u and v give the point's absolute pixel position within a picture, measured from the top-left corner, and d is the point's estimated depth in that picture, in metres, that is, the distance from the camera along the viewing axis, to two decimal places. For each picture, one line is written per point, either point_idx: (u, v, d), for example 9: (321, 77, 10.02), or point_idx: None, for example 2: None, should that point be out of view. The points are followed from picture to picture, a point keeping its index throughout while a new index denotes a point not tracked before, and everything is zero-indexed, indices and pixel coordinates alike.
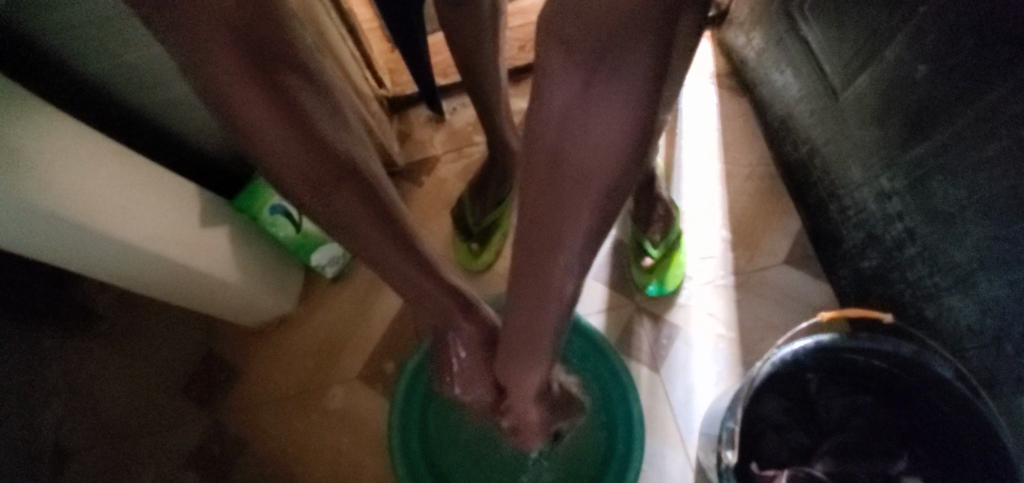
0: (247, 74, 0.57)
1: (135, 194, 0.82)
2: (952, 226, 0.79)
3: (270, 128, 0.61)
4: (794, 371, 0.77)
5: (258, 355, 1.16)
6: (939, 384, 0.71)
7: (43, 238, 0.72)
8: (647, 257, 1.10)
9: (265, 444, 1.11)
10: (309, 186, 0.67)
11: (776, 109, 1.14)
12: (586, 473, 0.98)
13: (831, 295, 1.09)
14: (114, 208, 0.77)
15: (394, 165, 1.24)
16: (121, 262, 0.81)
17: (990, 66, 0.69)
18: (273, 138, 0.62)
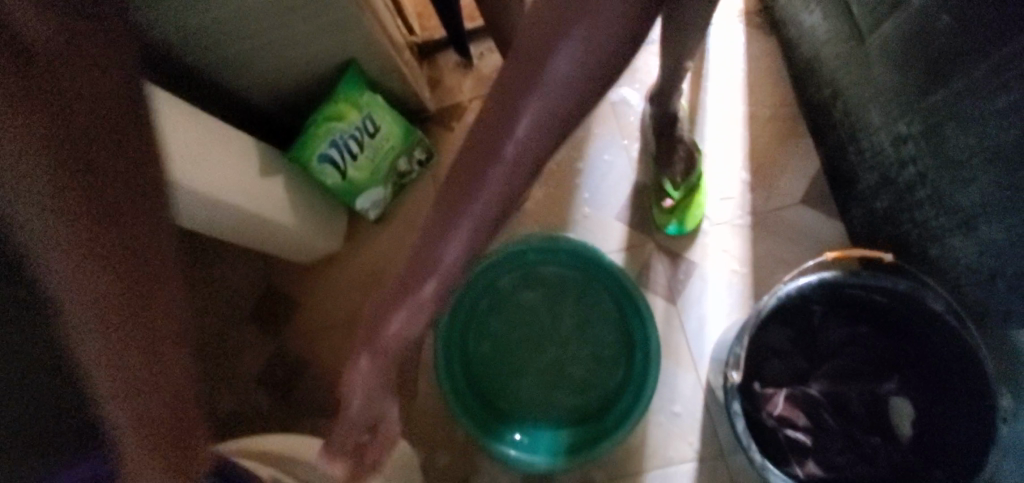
0: (30, 126, 0.42)
1: (208, 153, 0.91)
2: (961, 172, 0.83)
3: (42, 204, 0.44)
4: (798, 306, 0.85)
5: (311, 289, 1.29)
6: (931, 318, 0.78)
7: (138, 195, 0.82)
8: (668, 198, 1.16)
9: (323, 364, 1.26)
10: (94, 312, 0.48)
11: (803, 49, 1.15)
12: (608, 388, 1.11)
13: (843, 232, 1.15)
14: (194, 165, 0.87)
15: (426, 111, 1.30)
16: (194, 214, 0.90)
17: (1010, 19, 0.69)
18: (39, 218, 0.44)
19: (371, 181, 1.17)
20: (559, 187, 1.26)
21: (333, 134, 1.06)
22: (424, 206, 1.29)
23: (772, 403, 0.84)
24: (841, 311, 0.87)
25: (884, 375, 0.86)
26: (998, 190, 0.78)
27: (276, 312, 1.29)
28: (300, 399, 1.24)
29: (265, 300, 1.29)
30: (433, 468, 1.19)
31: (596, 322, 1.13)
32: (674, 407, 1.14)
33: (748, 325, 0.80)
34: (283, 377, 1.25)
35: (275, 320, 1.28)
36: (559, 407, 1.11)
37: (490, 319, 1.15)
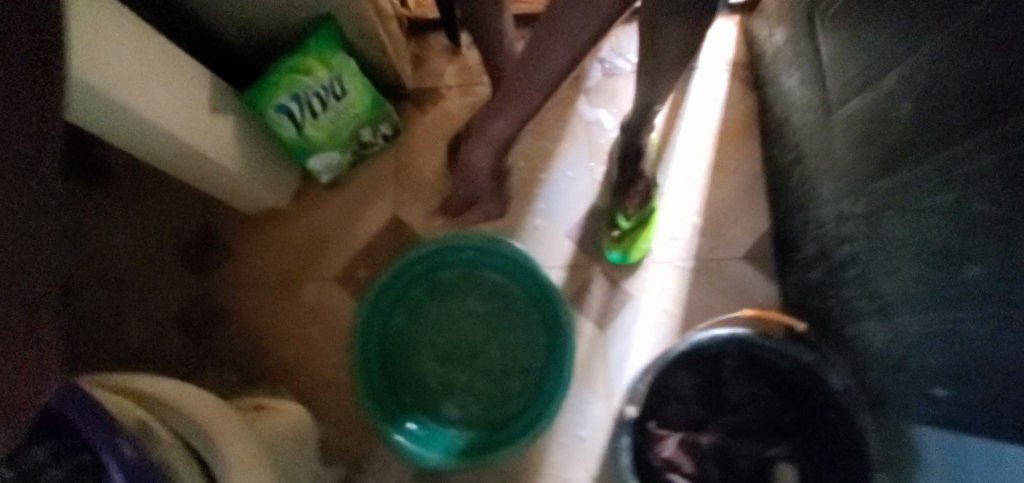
0: None
1: (167, 84, 0.90)
2: (889, 260, 0.82)
3: None
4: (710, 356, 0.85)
5: (246, 238, 1.25)
6: (828, 394, 0.80)
7: (83, 109, 0.81)
8: (617, 229, 1.17)
9: (241, 318, 1.22)
10: None
11: (778, 111, 1.17)
12: (517, 403, 1.11)
13: (776, 295, 1.18)
14: (146, 92, 0.86)
15: (402, 87, 1.28)
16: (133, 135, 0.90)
17: (958, 123, 0.68)
18: None
19: (328, 143, 1.15)
20: (518, 192, 1.26)
21: (295, 87, 1.04)
22: (379, 182, 1.27)
23: (663, 445, 0.84)
24: (748, 370, 0.87)
25: (775, 441, 0.87)
26: (905, 284, 0.80)
27: (207, 258, 1.24)
28: (210, 349, 1.20)
29: (197, 242, 1.24)
30: (329, 446, 1.17)
31: (519, 329, 1.14)
32: (579, 432, 1.14)
33: (655, 367, 0.80)
34: (199, 325, 1.21)
35: (205, 264, 1.24)
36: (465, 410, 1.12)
37: (418, 307, 1.14)
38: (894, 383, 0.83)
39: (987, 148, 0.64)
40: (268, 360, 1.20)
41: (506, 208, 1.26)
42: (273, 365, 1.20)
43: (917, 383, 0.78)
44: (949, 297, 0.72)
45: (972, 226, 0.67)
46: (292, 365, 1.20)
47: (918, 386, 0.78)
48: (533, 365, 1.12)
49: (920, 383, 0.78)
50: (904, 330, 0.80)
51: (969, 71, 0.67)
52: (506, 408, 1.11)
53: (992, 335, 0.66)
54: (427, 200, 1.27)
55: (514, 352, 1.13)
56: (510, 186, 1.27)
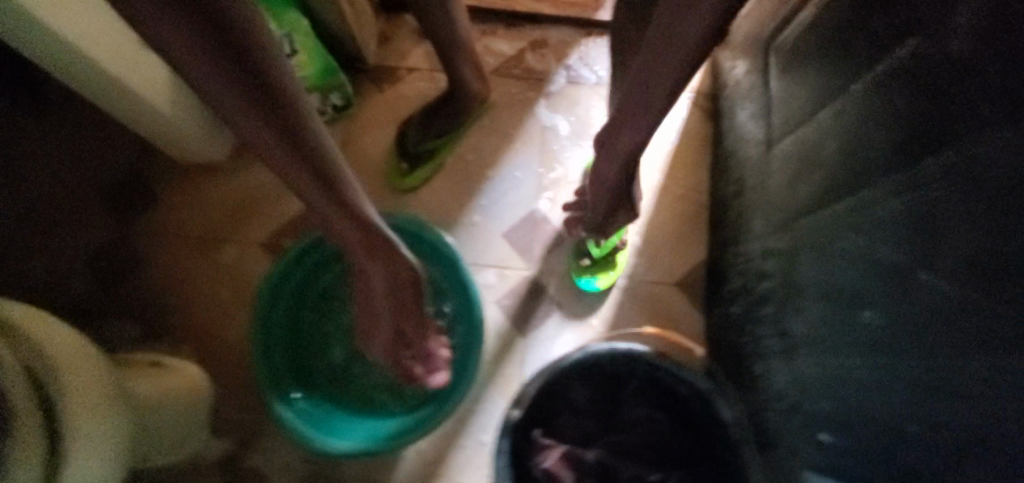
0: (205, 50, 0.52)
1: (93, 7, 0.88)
2: (797, 300, 0.81)
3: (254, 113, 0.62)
4: (610, 377, 0.83)
5: (178, 189, 1.22)
6: (717, 425, 0.78)
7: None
8: (585, 257, 1.15)
9: (156, 270, 1.18)
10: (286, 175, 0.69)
11: (729, 143, 1.16)
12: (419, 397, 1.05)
13: (702, 327, 1.16)
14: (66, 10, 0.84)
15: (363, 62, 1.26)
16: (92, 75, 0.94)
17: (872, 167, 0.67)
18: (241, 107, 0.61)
19: None
20: (462, 186, 1.24)
21: None
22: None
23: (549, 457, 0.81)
24: (648, 393, 0.85)
25: (660, 467, 0.84)
26: (806, 325, 0.78)
27: (133, 202, 1.21)
28: (115, 297, 1.15)
29: (126, 185, 1.21)
30: (219, 416, 1.12)
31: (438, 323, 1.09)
32: (482, 437, 1.10)
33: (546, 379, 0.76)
34: (110, 270, 1.17)
35: (130, 208, 1.20)
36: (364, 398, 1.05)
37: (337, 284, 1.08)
38: (785, 426, 0.81)
39: (893, 194, 0.63)
40: (173, 317, 1.16)
41: (447, 199, 1.23)
42: (176, 323, 1.15)
43: (805, 430, 0.76)
44: (843, 342, 0.70)
45: (873, 270, 0.65)
46: (197, 326, 1.15)
47: (806, 433, 0.76)
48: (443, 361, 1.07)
49: (807, 431, 0.75)
50: (798, 372, 0.78)
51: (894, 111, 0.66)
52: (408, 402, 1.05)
53: (874, 386, 0.64)
54: (369, 180, 1.24)
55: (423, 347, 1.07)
56: (455, 177, 1.25)
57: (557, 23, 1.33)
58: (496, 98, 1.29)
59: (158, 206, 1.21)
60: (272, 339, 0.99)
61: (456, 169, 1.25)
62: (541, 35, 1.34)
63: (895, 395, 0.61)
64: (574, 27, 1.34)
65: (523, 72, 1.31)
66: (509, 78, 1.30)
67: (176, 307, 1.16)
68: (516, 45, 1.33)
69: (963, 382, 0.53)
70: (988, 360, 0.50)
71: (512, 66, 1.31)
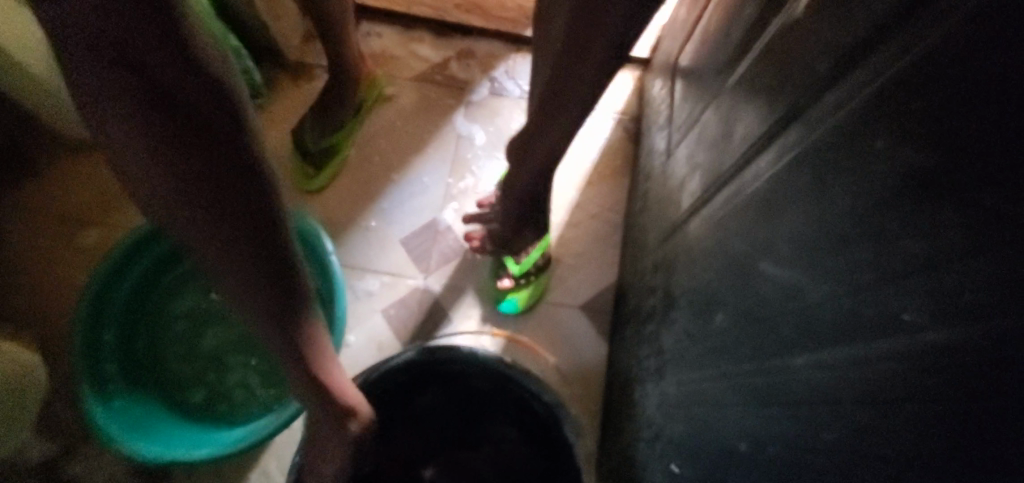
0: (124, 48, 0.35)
1: None
2: (670, 311, 0.72)
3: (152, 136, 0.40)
4: (426, 359, 0.72)
5: (61, 168, 1.15)
6: (566, 448, 0.68)
7: None
8: (506, 277, 1.06)
9: (15, 251, 1.09)
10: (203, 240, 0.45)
11: (644, 160, 1.10)
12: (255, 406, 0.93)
13: (604, 354, 1.05)
14: None
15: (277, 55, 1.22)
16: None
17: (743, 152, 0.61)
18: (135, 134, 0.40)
19: None
20: (364, 187, 1.17)
21: None
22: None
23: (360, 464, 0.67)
24: (499, 411, 0.78)
25: None
26: (673, 340, 0.69)
27: (9, 175, 1.13)
28: None
29: (2, 158, 1.13)
30: (50, 416, 1.01)
31: None
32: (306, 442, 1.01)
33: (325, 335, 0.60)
34: None
35: (4, 181, 1.13)
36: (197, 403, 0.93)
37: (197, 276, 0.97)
38: (648, 457, 0.70)
39: (753, 173, 0.56)
40: (25, 300, 1.06)
41: (344, 201, 1.16)
42: (27, 306, 1.06)
43: (663, 459, 0.65)
44: (699, 352, 0.60)
45: (727, 266, 0.57)
46: (47, 313, 1.06)
47: (662, 462, 0.65)
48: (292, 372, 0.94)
49: (663, 460, 0.65)
50: (664, 392, 0.68)
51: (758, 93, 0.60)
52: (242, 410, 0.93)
53: (716, 399, 0.55)
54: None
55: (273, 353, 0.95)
56: (357, 178, 1.17)
57: (486, 35, 1.31)
58: (414, 102, 1.24)
59: (36, 183, 1.14)
60: (102, 321, 0.87)
61: (359, 170, 1.18)
62: (470, 46, 1.31)
63: (733, 409, 0.51)
64: (504, 40, 1.31)
65: (446, 80, 1.27)
66: (429, 85, 1.26)
67: (32, 290, 1.07)
68: (442, 53, 1.30)
69: (786, 383, 0.44)
70: (809, 353, 0.41)
71: (435, 73, 1.28)
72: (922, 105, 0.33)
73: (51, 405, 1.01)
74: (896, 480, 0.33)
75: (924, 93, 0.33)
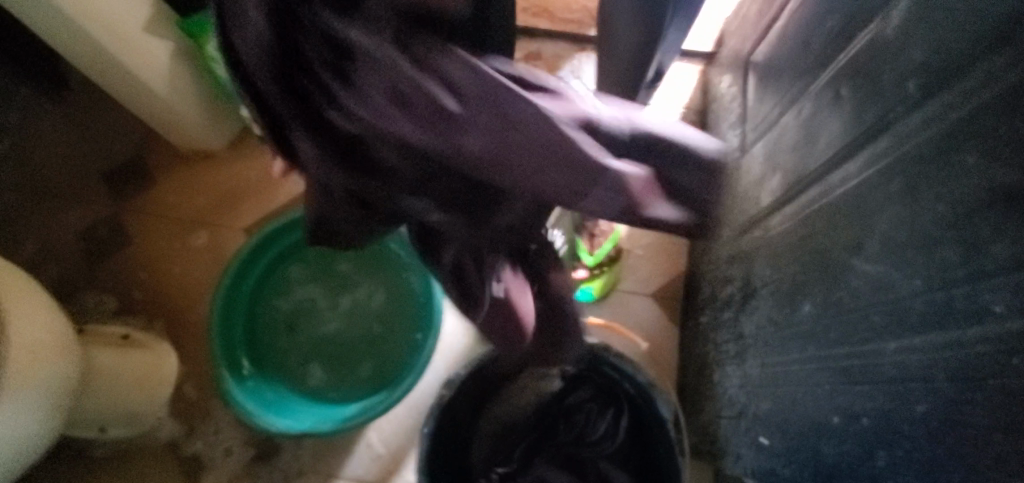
0: None
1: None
2: (750, 299, 0.78)
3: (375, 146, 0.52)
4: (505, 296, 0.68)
5: (174, 177, 1.27)
6: (657, 422, 0.76)
7: None
8: (583, 268, 1.11)
9: (140, 252, 1.23)
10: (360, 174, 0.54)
11: (712, 153, 1.14)
12: (354, 390, 1.01)
13: (675, 339, 1.12)
14: None
15: None
16: (109, 61, 1.02)
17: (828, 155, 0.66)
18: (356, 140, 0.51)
19: None
20: None
21: None
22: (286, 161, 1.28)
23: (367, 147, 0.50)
24: (595, 400, 0.84)
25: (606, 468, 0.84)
26: (756, 327, 0.74)
27: (131, 181, 1.27)
28: (105, 272, 1.21)
29: (126, 168, 1.27)
30: (177, 397, 1.15)
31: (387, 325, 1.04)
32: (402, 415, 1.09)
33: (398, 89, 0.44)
34: (101, 245, 1.23)
35: (126, 188, 1.26)
36: (303, 383, 1.02)
37: (314, 264, 1.06)
38: (732, 432, 0.77)
39: (838, 178, 0.61)
40: (154, 294, 1.20)
41: None
42: (151, 302, 1.20)
43: (749, 435, 0.72)
44: (784, 338, 0.66)
45: (813, 260, 0.63)
46: (173, 306, 1.20)
47: (749, 437, 0.72)
48: (390, 366, 1.02)
49: (750, 435, 0.72)
50: (747, 374, 0.74)
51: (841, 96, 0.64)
52: (341, 394, 1.01)
53: (803, 379, 0.61)
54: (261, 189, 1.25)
55: (368, 343, 1.04)
56: None
57: (554, 38, 1.37)
58: None
59: (150, 193, 1.26)
60: (234, 308, 0.99)
61: None
62: (537, 48, 1.38)
63: (824, 387, 0.57)
64: (569, 41, 1.37)
65: None
66: None
67: (156, 288, 1.21)
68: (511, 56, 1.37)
69: (878, 366, 0.50)
70: (903, 338, 0.47)
71: None
72: (1003, 130, 0.39)
73: (181, 388, 1.15)
74: (990, 441, 0.40)
75: (1008, 119, 0.39)
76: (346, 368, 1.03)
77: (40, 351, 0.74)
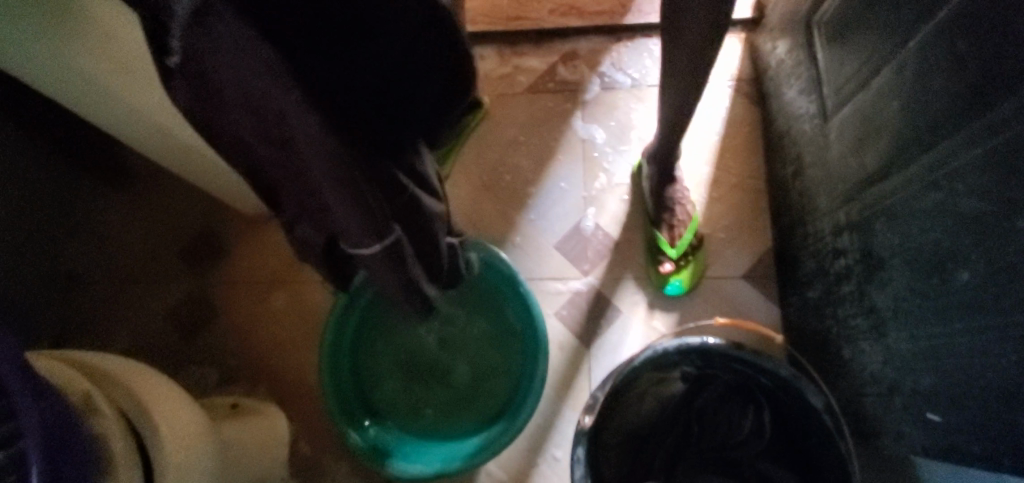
0: None
1: None
2: (881, 271, 0.79)
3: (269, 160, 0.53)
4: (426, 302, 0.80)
5: (243, 242, 1.29)
6: (809, 412, 0.75)
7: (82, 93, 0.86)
8: (667, 260, 1.09)
9: (228, 320, 1.25)
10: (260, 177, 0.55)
11: (779, 124, 1.11)
12: (473, 421, 1.02)
13: (778, 317, 1.09)
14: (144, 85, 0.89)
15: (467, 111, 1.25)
16: (194, 151, 1.02)
17: (959, 112, 0.64)
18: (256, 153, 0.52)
19: None
20: (506, 204, 1.24)
21: None
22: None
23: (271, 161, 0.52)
24: (731, 396, 0.85)
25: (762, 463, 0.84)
26: None
27: (205, 253, 1.28)
28: (200, 347, 1.23)
29: (198, 241, 1.29)
30: (295, 456, 1.17)
31: (493, 352, 1.04)
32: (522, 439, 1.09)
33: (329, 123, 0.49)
34: (189, 320, 1.25)
35: (202, 261, 1.28)
36: (420, 421, 1.03)
37: None
38: (889, 412, 0.79)
39: (977, 139, 0.60)
40: (251, 359, 1.22)
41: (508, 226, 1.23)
42: (252, 367, 1.22)
43: (912, 412, 0.75)
44: (942, 308, 0.67)
45: (970, 226, 0.62)
46: (274, 369, 1.22)
47: (913, 413, 0.74)
48: (502, 391, 1.03)
49: (913, 411, 0.74)
50: (893, 347, 0.77)
51: (968, 58, 0.63)
52: (461, 427, 1.02)
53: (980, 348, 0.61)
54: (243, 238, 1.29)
55: (476, 372, 1.04)
56: (506, 205, 1.24)
57: (589, 33, 1.34)
58: (536, 115, 1.30)
59: (224, 261, 1.28)
60: (340, 364, 0.99)
61: (501, 193, 1.25)
62: (573, 47, 1.35)
63: None
64: (603, 34, 1.34)
65: (558, 86, 1.32)
66: (545, 94, 1.31)
67: (254, 353, 1.23)
68: (548, 60, 1.35)
69: None
70: None
71: (547, 81, 1.33)
72: None
73: (296, 447, 1.17)
74: None
75: None
76: (459, 400, 1.03)
77: (189, 445, 0.75)
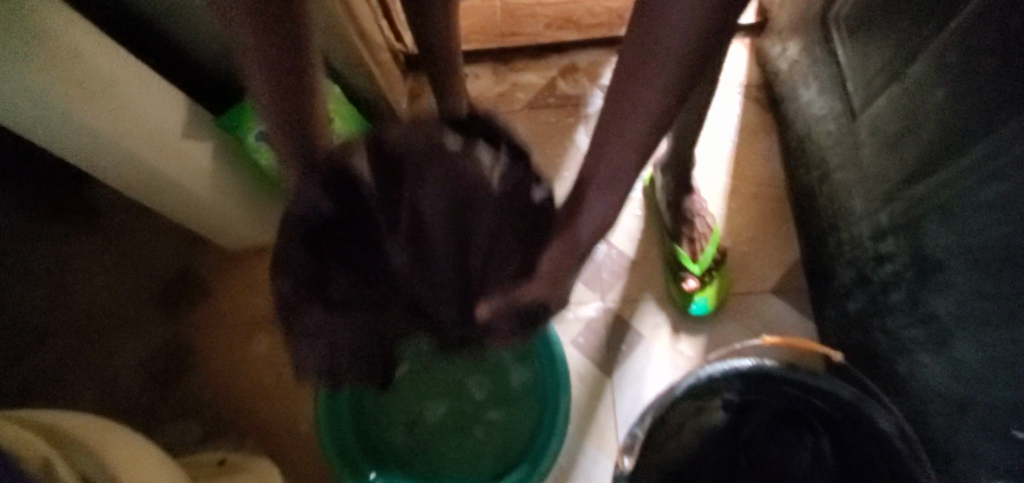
0: None
1: (138, 104, 0.84)
2: (938, 276, 0.72)
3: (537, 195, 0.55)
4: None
5: (229, 283, 1.22)
6: (878, 441, 0.66)
7: (45, 125, 0.78)
8: (690, 277, 1.01)
9: (214, 365, 1.16)
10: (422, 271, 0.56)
11: (797, 128, 1.05)
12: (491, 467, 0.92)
13: (813, 333, 1.01)
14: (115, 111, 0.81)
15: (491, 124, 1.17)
16: (153, 178, 0.93)
17: (1015, 94, 0.59)
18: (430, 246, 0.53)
19: None
20: None
21: None
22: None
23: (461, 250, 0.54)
24: (781, 423, 0.77)
25: None
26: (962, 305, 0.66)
27: (186, 296, 1.21)
28: (182, 397, 1.14)
29: (180, 283, 1.22)
30: None
31: (508, 388, 0.95)
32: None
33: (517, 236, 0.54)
34: (171, 369, 1.16)
35: (183, 304, 1.21)
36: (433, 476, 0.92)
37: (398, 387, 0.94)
38: (958, 431, 0.73)
39: None
40: (243, 408, 1.13)
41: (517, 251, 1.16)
42: (242, 418, 1.13)
43: (990, 432, 0.68)
44: (1017, 312, 0.61)
45: None
46: (266, 419, 1.12)
47: (992, 433, 0.67)
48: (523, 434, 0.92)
49: (993, 430, 0.67)
50: (962, 359, 0.70)
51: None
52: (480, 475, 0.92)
53: None
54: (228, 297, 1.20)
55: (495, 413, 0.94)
56: None
57: (587, 46, 1.30)
58: (538, 131, 1.24)
59: (208, 303, 1.21)
60: (340, 423, 0.87)
61: None
62: (571, 60, 1.30)
63: None
64: (602, 47, 1.30)
65: (559, 100, 1.26)
66: (546, 109, 1.26)
67: (246, 401, 1.13)
68: (547, 74, 1.30)
69: None
70: None
71: (546, 96, 1.27)
72: None
73: None
74: None
75: None
76: (478, 446, 0.93)
77: None
